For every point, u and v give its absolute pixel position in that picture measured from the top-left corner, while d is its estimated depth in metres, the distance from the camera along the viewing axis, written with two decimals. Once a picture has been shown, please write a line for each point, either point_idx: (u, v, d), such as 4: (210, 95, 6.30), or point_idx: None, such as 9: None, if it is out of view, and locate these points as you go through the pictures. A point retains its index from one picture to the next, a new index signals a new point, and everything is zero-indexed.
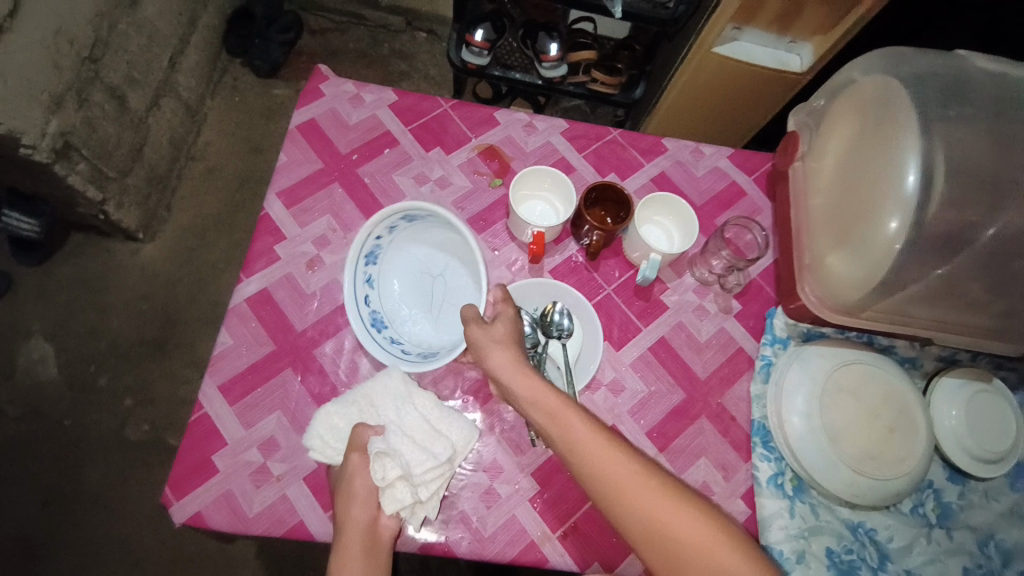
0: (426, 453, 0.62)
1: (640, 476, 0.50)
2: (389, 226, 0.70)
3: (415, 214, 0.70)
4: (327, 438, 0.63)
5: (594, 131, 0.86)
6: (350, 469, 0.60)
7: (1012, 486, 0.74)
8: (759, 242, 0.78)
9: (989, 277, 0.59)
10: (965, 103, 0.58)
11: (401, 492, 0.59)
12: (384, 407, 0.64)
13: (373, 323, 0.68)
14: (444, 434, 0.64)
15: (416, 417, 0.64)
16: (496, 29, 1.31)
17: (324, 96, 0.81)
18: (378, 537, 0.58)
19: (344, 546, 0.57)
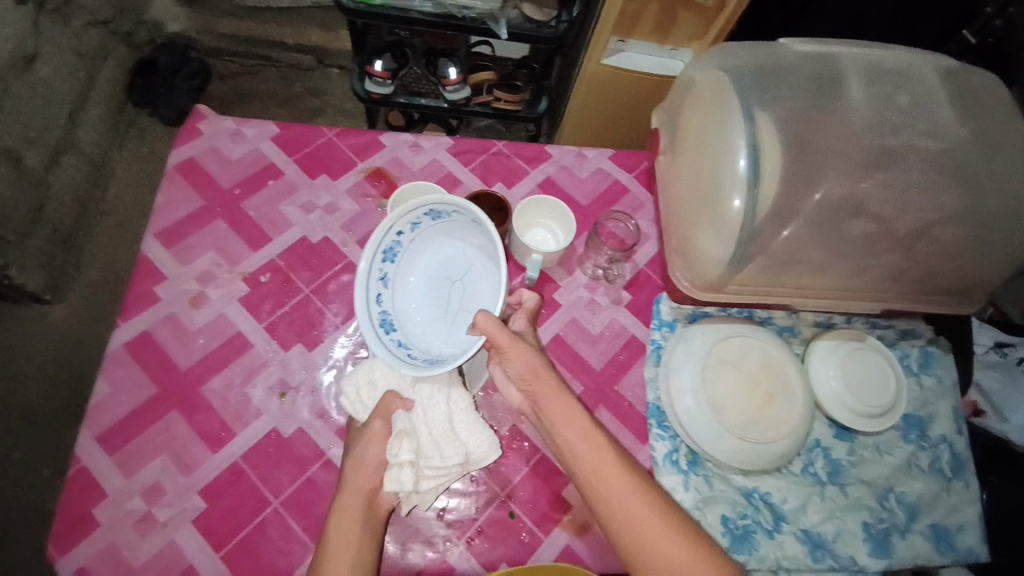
0: (439, 450, 0.61)
1: (657, 513, 0.52)
2: (382, 257, 0.65)
3: (399, 231, 0.65)
4: (362, 394, 0.64)
5: (479, 145, 0.89)
6: (371, 433, 0.61)
7: (905, 439, 0.78)
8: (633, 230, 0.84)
9: (826, 241, 0.64)
10: (781, 86, 0.65)
11: (404, 476, 0.59)
12: (418, 390, 0.63)
13: (411, 357, 0.63)
14: (462, 439, 0.62)
15: (444, 411, 0.62)
16: (397, 60, 1.37)
17: (203, 134, 0.81)
18: (375, 510, 0.58)
19: (345, 510, 0.56)
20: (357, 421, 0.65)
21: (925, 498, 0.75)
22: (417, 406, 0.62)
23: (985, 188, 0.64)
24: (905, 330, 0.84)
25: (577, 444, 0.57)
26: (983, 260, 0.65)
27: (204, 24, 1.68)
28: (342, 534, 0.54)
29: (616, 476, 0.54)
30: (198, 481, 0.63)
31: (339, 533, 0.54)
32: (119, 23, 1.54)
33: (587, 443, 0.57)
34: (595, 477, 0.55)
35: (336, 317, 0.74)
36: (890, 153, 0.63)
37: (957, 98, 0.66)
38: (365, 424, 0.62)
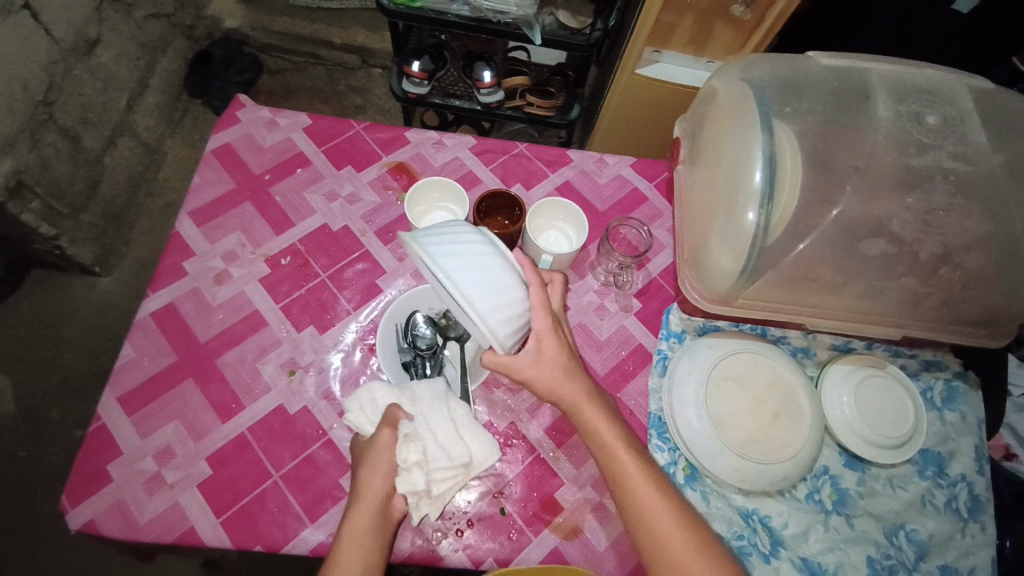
0: (445, 452, 0.62)
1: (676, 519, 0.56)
2: None
3: None
4: (366, 410, 0.65)
5: (501, 146, 0.90)
6: (379, 440, 0.62)
7: (921, 474, 0.74)
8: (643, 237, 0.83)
9: (840, 258, 0.62)
10: (804, 99, 0.64)
11: (415, 478, 0.60)
12: (422, 400, 0.65)
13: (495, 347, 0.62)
14: (465, 442, 0.64)
15: (445, 416, 0.64)
16: (434, 61, 1.40)
17: (240, 122, 0.86)
18: (390, 512, 0.59)
19: (358, 515, 0.58)
20: (363, 437, 0.65)
21: (937, 538, 0.71)
22: (422, 415, 0.64)
23: (1013, 216, 0.62)
24: (928, 362, 0.81)
25: (603, 449, 0.60)
26: (1011, 289, 0.63)
27: (260, 20, 1.76)
28: (354, 539, 0.56)
29: (642, 484, 0.58)
30: (206, 448, 0.66)
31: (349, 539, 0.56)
32: (179, 16, 1.63)
33: (616, 450, 0.60)
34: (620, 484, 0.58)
35: (346, 303, 0.76)
36: (916, 173, 0.61)
37: (987, 123, 0.65)
38: (373, 436, 0.63)
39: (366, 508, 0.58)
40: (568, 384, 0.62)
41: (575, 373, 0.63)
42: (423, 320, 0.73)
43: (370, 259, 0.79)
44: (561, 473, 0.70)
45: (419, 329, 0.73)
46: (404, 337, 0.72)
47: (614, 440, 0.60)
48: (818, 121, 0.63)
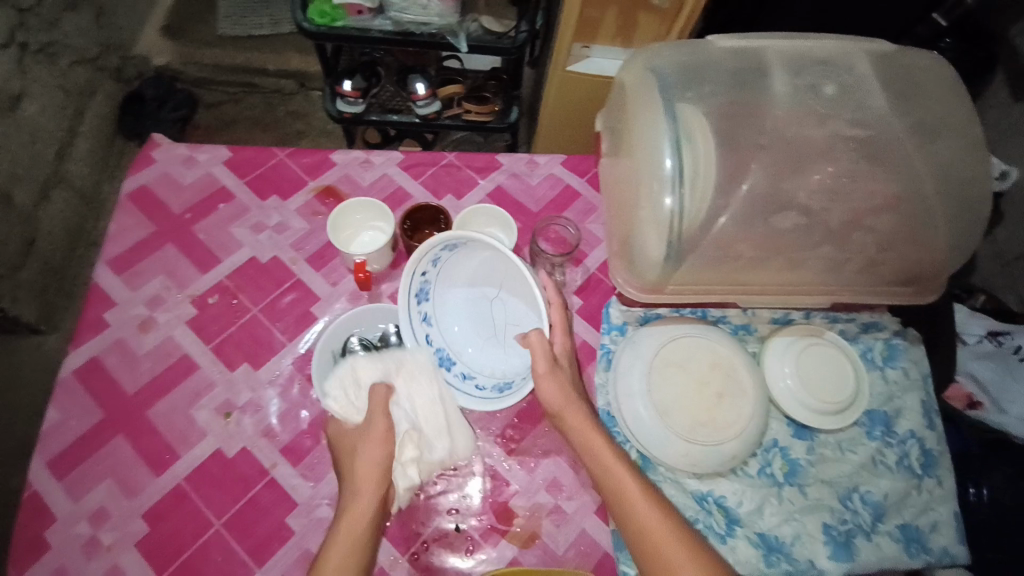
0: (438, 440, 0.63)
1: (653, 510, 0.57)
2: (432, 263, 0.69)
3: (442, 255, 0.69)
4: (350, 392, 0.65)
5: (429, 157, 0.89)
6: (370, 433, 0.61)
7: (870, 435, 0.75)
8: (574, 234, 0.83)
9: (756, 237, 0.64)
10: (706, 83, 0.65)
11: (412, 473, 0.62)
12: (410, 382, 0.65)
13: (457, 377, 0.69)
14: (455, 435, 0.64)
15: (431, 400, 0.65)
16: (366, 79, 1.38)
17: (155, 161, 0.84)
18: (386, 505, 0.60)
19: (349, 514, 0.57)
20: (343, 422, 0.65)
21: (892, 497, 0.72)
22: (404, 397, 0.64)
23: (917, 173, 0.64)
24: (867, 323, 0.82)
25: (603, 471, 0.60)
26: (923, 246, 0.65)
27: (188, 55, 1.72)
28: (337, 545, 0.55)
29: (639, 498, 0.57)
30: (143, 504, 0.65)
31: (341, 541, 0.56)
32: (105, 59, 1.59)
33: (614, 468, 0.59)
34: (621, 503, 0.58)
35: (281, 335, 0.74)
36: (816, 144, 0.63)
37: (886, 85, 0.66)
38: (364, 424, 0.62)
39: (354, 516, 0.57)
40: (569, 407, 0.63)
41: (576, 396, 0.64)
42: (358, 342, 0.73)
43: (303, 288, 0.78)
44: (513, 480, 0.70)
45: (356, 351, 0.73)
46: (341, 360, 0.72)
47: (600, 448, 0.61)
48: (721, 104, 0.65)
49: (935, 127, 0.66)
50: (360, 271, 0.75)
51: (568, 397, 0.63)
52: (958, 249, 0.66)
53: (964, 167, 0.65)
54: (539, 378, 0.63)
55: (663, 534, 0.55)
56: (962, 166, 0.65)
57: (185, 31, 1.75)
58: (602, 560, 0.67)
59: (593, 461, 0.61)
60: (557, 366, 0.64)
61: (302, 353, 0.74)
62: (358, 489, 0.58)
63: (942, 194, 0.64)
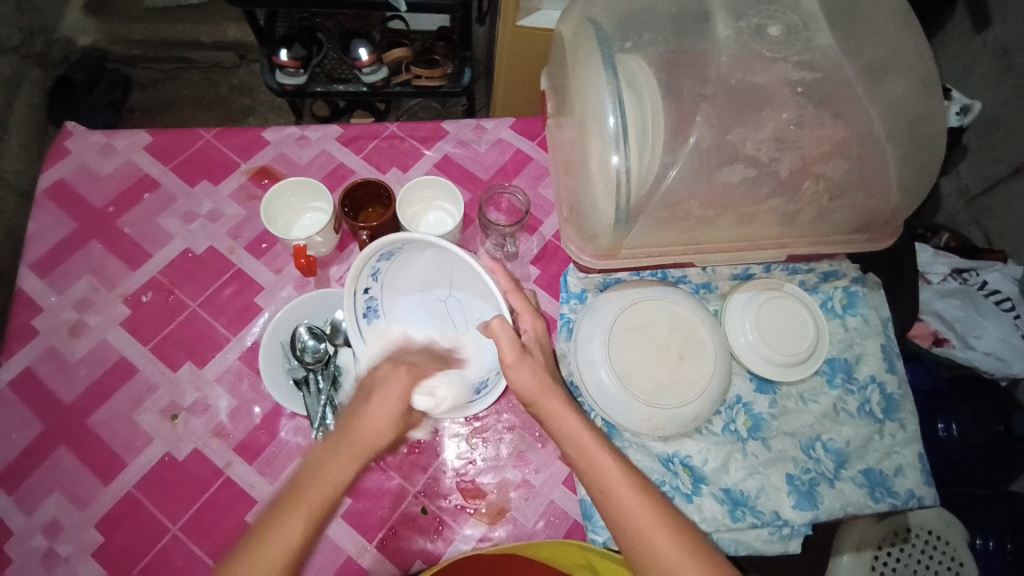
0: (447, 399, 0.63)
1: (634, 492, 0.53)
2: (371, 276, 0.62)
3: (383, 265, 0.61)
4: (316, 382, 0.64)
5: (370, 130, 0.84)
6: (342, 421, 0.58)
7: (831, 384, 0.75)
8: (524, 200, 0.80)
9: (706, 192, 0.61)
10: (644, 32, 0.62)
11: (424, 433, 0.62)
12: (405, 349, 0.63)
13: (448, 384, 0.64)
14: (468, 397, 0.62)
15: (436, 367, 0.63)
16: (307, 47, 1.28)
17: (70, 153, 0.78)
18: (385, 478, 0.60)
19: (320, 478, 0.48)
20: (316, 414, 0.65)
21: (855, 443, 0.73)
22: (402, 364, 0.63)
23: (868, 112, 0.62)
24: (826, 272, 0.81)
25: (577, 448, 0.55)
26: (876, 190, 0.64)
27: (115, 32, 1.60)
28: (279, 528, 0.46)
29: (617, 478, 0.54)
30: (95, 514, 0.62)
31: (292, 515, 0.47)
32: (28, 46, 1.46)
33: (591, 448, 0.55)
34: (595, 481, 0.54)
35: (224, 329, 0.71)
36: (761, 90, 0.60)
37: (833, 24, 0.63)
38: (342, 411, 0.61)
39: (309, 502, 0.47)
40: (545, 394, 0.57)
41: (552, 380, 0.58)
42: (307, 332, 0.68)
43: (244, 277, 0.73)
44: (479, 458, 0.69)
45: (305, 342, 0.67)
46: (291, 354, 0.67)
47: (579, 429, 0.56)
48: (660, 53, 0.62)
49: (885, 64, 0.63)
50: (301, 256, 0.71)
51: (545, 384, 0.57)
52: (913, 190, 0.64)
53: (915, 104, 0.63)
54: (508, 368, 0.57)
55: (642, 512, 0.52)
56: (913, 102, 0.63)
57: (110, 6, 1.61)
58: (571, 528, 0.67)
59: (569, 444, 0.56)
60: (524, 355, 0.58)
61: (249, 346, 0.70)
62: (337, 456, 0.50)
63: (895, 132, 0.62)
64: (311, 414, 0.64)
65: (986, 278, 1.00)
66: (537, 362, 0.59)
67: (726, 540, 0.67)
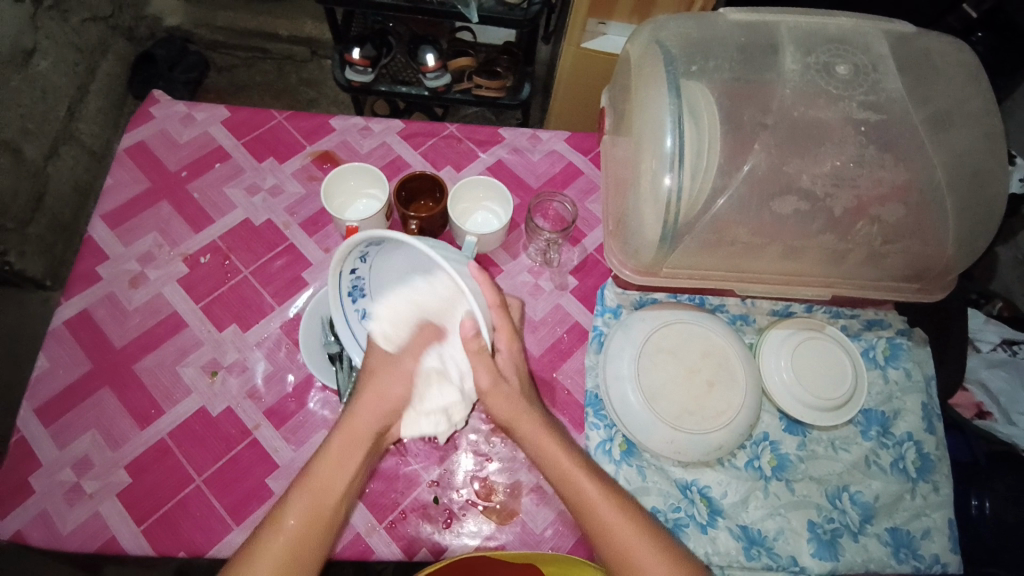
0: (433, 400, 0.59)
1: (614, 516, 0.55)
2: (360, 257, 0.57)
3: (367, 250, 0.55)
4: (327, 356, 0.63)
5: (430, 128, 0.88)
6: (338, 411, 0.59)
7: (864, 435, 0.73)
8: (570, 210, 0.81)
9: (754, 220, 0.62)
10: (710, 57, 0.64)
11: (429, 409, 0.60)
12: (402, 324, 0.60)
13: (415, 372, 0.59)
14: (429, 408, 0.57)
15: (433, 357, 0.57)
16: (377, 49, 1.33)
17: (155, 118, 0.84)
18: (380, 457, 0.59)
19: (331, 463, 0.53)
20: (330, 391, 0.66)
21: (884, 499, 0.70)
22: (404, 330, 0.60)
23: (931, 160, 0.61)
24: (870, 320, 0.80)
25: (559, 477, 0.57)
26: (932, 239, 0.63)
27: (201, 16, 1.70)
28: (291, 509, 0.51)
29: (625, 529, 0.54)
30: (128, 455, 0.65)
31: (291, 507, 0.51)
32: (118, 18, 1.56)
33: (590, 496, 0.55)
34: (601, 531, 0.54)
35: (270, 299, 0.74)
36: (823, 125, 0.61)
37: (902, 69, 0.64)
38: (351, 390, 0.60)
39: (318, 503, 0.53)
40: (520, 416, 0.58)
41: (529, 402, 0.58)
42: None
43: (295, 252, 0.77)
44: (496, 457, 0.69)
45: None
46: (328, 328, 0.70)
47: (558, 456, 0.57)
48: (725, 80, 0.63)
49: (953, 115, 0.63)
50: (350, 238, 0.72)
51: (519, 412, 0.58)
52: (969, 244, 0.63)
53: (980, 157, 0.62)
54: (485, 395, 0.57)
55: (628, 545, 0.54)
56: (979, 155, 0.62)
57: None
58: (579, 542, 0.66)
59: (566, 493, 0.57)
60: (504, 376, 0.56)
61: (291, 317, 0.73)
62: (345, 447, 0.54)
63: (957, 183, 0.61)
64: (340, 389, 0.66)
65: None
66: (514, 387, 0.58)
67: None
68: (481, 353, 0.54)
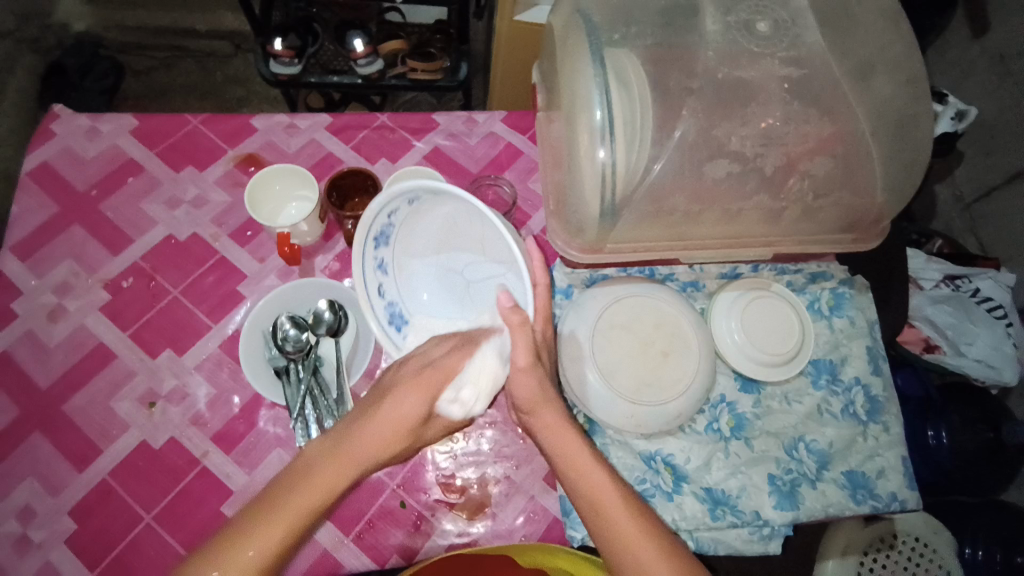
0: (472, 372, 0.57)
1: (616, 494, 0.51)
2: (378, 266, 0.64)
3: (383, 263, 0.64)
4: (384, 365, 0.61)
5: (360, 120, 0.83)
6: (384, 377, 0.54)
7: (815, 385, 0.75)
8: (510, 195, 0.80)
9: (689, 187, 0.61)
10: (632, 23, 0.62)
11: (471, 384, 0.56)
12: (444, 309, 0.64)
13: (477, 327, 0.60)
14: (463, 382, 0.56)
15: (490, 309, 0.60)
16: (301, 38, 1.27)
17: (56, 135, 0.77)
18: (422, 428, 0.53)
19: (306, 487, 0.45)
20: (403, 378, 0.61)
21: (838, 445, 0.72)
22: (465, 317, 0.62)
23: (855, 111, 0.62)
24: (814, 273, 0.81)
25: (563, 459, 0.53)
26: (862, 189, 0.63)
27: (110, 19, 1.58)
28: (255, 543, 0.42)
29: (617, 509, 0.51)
30: (71, 499, 0.61)
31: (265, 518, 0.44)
32: (23, 30, 1.45)
33: (588, 470, 0.52)
34: (597, 513, 0.51)
35: (205, 317, 0.70)
36: (748, 85, 0.60)
37: (823, 21, 0.63)
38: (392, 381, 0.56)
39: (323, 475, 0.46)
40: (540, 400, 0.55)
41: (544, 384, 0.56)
42: (289, 321, 0.67)
43: (227, 266, 0.73)
44: (461, 453, 0.68)
45: (287, 331, 0.66)
46: (272, 342, 0.66)
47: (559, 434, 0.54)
48: (648, 46, 0.61)
49: (874, 63, 0.63)
50: (284, 245, 0.69)
51: (539, 401, 0.55)
52: (898, 190, 0.64)
53: (902, 103, 0.62)
54: (518, 372, 0.55)
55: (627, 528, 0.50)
56: (901, 101, 0.62)
57: None
58: (551, 525, 0.66)
59: (562, 468, 0.53)
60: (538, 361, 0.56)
61: (230, 335, 0.69)
62: (322, 470, 0.46)
63: (882, 130, 0.62)
64: (290, 404, 0.63)
65: (980, 285, 1.03)
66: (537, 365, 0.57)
67: (705, 540, 0.67)
68: (525, 326, 0.55)
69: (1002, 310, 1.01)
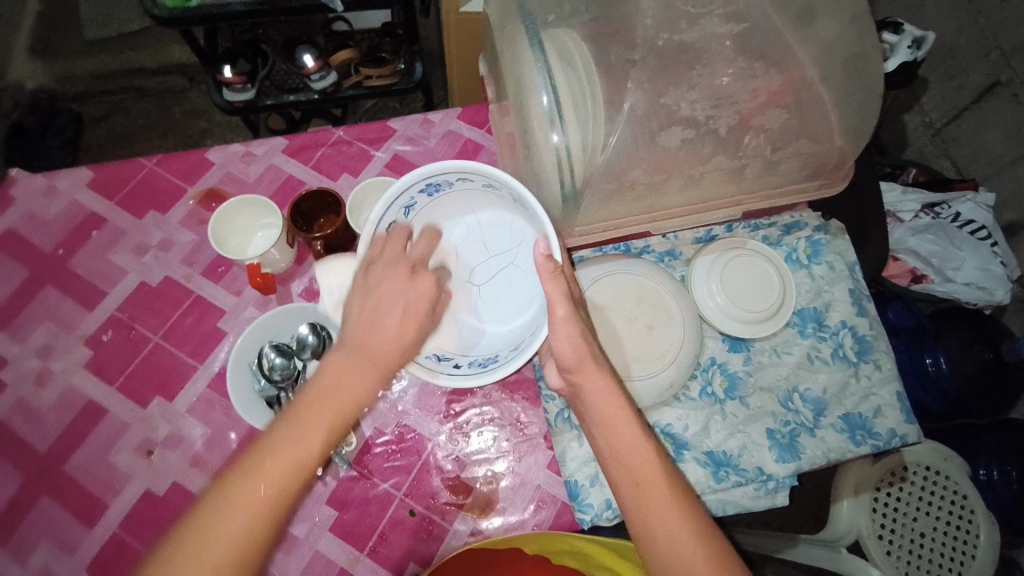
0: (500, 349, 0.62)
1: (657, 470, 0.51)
2: (424, 187, 0.61)
3: (422, 185, 0.60)
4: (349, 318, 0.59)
5: (315, 138, 0.82)
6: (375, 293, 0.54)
7: (802, 334, 0.76)
8: None
9: (648, 159, 0.61)
10: (565, 5, 0.62)
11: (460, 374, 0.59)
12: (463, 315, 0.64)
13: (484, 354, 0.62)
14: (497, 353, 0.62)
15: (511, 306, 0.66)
16: (250, 62, 1.25)
17: (15, 200, 0.77)
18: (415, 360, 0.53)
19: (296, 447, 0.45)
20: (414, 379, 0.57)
21: (831, 390, 0.73)
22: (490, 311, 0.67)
23: (800, 58, 0.61)
24: (788, 225, 0.81)
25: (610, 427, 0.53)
26: (820, 135, 0.63)
27: (61, 71, 1.57)
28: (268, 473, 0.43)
29: (652, 481, 0.51)
30: (86, 555, 0.62)
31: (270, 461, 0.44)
32: None
33: (632, 441, 0.52)
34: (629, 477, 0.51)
35: (191, 359, 0.70)
36: (690, 48, 0.60)
37: None
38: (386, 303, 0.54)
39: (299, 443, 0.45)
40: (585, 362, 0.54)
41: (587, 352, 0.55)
42: (273, 350, 0.66)
43: (204, 303, 0.73)
44: (464, 453, 0.68)
45: (272, 360, 0.66)
46: (260, 374, 0.66)
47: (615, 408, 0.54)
48: (586, 24, 0.61)
49: (813, 8, 0.63)
50: (256, 275, 0.69)
51: (584, 355, 0.54)
52: (856, 132, 0.63)
53: (848, 43, 0.62)
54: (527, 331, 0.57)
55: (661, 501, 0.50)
56: (847, 42, 0.62)
57: (52, 45, 1.58)
58: (560, 510, 0.67)
59: (606, 434, 0.53)
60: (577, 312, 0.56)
61: (217, 372, 0.70)
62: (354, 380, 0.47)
63: (830, 74, 0.62)
64: None
65: (959, 210, 1.03)
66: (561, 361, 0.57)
67: (713, 503, 0.68)
68: (557, 274, 0.55)
69: (985, 231, 1.01)
